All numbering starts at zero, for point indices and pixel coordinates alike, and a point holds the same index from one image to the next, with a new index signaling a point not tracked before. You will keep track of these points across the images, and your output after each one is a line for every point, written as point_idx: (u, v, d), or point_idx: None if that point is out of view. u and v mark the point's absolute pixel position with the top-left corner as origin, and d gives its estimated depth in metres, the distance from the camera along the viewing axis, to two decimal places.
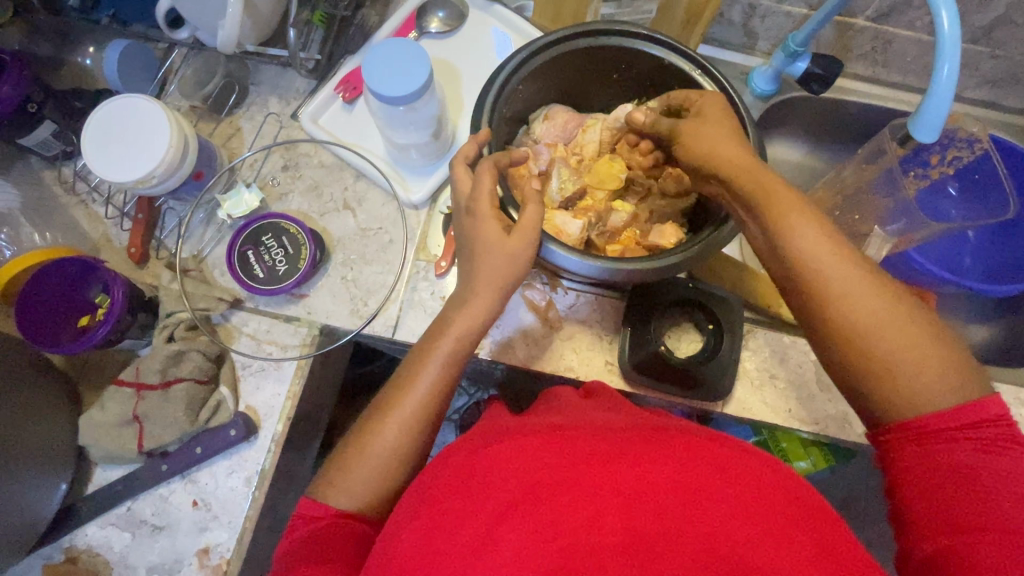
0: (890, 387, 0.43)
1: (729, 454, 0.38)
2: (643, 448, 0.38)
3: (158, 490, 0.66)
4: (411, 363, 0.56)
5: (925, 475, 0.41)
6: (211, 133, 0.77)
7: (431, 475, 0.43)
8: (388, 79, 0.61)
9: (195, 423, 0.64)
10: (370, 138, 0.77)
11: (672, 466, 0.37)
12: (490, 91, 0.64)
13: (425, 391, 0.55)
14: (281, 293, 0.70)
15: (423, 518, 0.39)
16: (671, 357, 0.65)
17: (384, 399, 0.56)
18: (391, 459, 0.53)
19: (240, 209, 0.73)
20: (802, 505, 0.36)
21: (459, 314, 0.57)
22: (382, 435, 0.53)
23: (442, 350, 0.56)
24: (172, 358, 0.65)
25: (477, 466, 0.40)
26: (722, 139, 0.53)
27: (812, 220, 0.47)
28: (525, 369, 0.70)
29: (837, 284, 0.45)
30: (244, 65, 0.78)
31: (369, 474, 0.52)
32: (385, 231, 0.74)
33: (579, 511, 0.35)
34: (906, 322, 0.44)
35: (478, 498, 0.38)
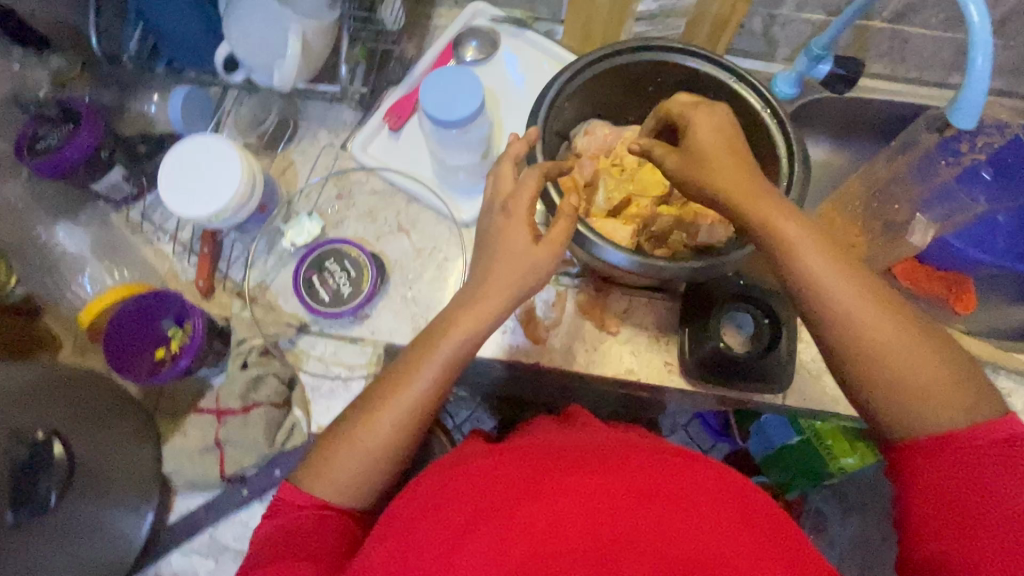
0: (911, 413, 0.45)
1: (692, 470, 0.40)
2: (611, 468, 0.39)
3: (239, 515, 0.67)
4: (408, 361, 0.55)
5: (924, 491, 0.44)
6: (266, 168, 0.81)
7: (398, 500, 0.44)
8: (444, 106, 0.65)
9: (273, 445, 0.66)
10: (418, 163, 0.81)
11: (624, 473, 0.39)
12: (541, 108, 0.67)
13: (418, 394, 0.54)
14: (345, 315, 0.72)
15: (393, 541, 0.40)
16: (731, 352, 0.67)
17: (379, 393, 0.55)
18: (380, 454, 0.54)
19: (302, 237, 0.75)
20: (771, 525, 0.37)
21: (464, 315, 0.55)
22: (374, 432, 0.53)
23: (441, 355, 0.55)
24: (252, 382, 0.66)
25: (451, 488, 0.41)
26: (720, 152, 0.52)
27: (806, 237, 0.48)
28: (586, 374, 0.72)
29: (846, 313, 0.47)
30: (295, 103, 0.83)
31: (356, 467, 0.53)
32: (439, 250, 0.77)
33: (546, 529, 0.36)
34: (914, 350, 0.46)
35: (442, 518, 0.39)
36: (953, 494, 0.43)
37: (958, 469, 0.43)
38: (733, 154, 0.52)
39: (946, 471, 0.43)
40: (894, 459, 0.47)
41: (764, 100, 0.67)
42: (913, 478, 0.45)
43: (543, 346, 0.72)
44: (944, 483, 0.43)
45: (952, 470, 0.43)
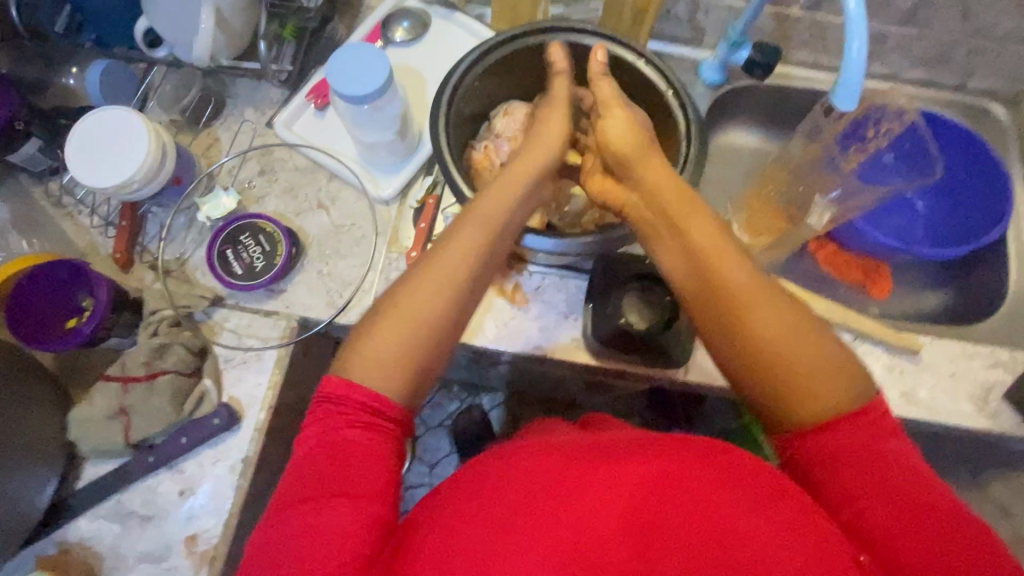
0: (808, 390, 0.48)
1: (715, 447, 0.45)
2: (636, 450, 0.45)
3: (146, 482, 0.68)
4: (452, 227, 0.58)
5: (824, 463, 0.46)
6: (189, 144, 0.81)
7: (439, 494, 0.49)
8: (351, 81, 0.66)
9: (180, 414, 0.68)
10: (342, 141, 0.82)
11: (653, 460, 0.43)
12: (448, 85, 0.68)
13: (467, 256, 0.56)
14: (259, 288, 0.73)
15: (440, 528, 0.45)
16: (632, 328, 0.68)
17: (428, 258, 0.56)
18: (430, 324, 0.53)
19: (218, 211, 0.76)
20: (790, 490, 0.43)
21: (503, 182, 0.61)
22: (419, 300, 0.53)
23: (485, 214, 0.59)
24: (157, 350, 0.68)
25: (487, 476, 0.47)
26: (625, 125, 0.63)
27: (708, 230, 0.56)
28: (496, 348, 0.74)
29: (743, 288, 0.52)
30: (221, 80, 0.83)
31: (402, 338, 0.52)
32: (357, 227, 0.78)
33: (582, 505, 0.42)
34: (805, 331, 0.49)
35: (478, 513, 0.44)
36: (852, 464, 0.45)
37: (848, 442, 0.46)
38: (637, 129, 0.63)
39: (838, 446, 0.46)
40: (787, 451, 0.49)
41: (667, 82, 0.69)
42: (808, 457, 0.47)
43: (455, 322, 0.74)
44: (843, 454, 0.46)
45: (841, 443, 0.46)
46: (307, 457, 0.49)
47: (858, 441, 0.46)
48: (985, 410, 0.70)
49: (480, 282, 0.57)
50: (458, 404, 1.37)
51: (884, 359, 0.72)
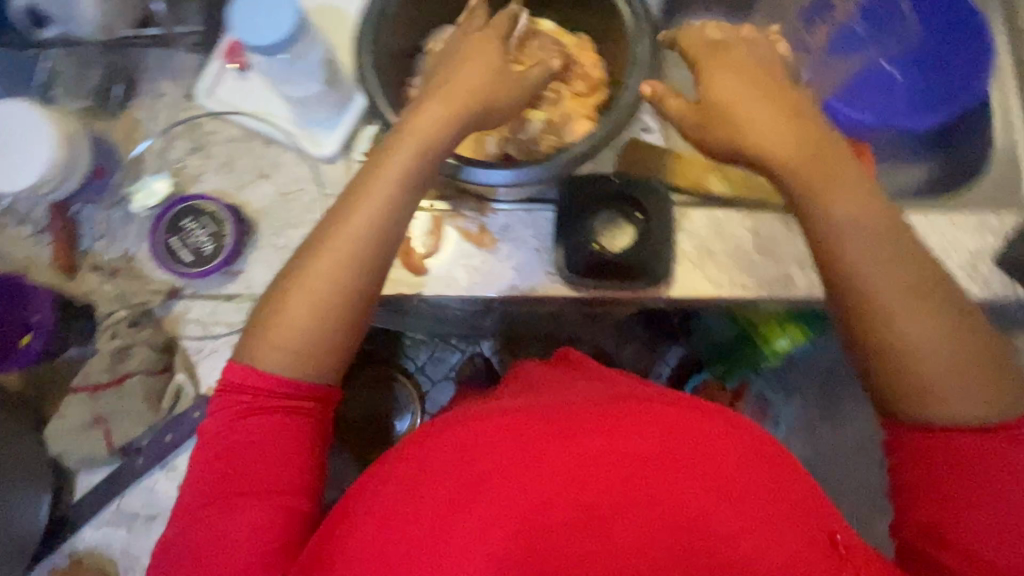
0: (933, 402, 0.44)
1: (680, 415, 0.42)
2: (597, 422, 0.41)
3: (143, 484, 0.67)
4: (349, 198, 0.51)
5: (922, 454, 0.45)
6: (108, 130, 0.75)
7: (375, 470, 0.45)
8: (259, 27, 0.59)
9: (159, 412, 0.66)
10: (271, 102, 0.74)
11: (614, 438, 0.40)
12: (373, 14, 0.62)
13: (370, 229, 0.50)
14: (213, 272, 0.69)
15: (374, 510, 0.41)
16: (606, 253, 0.66)
17: (334, 229, 0.50)
18: (343, 306, 0.49)
19: (152, 199, 0.71)
20: (753, 458, 0.40)
21: (408, 136, 0.51)
22: (331, 279, 0.49)
23: (384, 182, 0.50)
24: (117, 355, 0.65)
25: (430, 453, 0.42)
26: (744, 89, 0.52)
27: (874, 207, 0.48)
28: (471, 295, 0.71)
29: (876, 289, 0.46)
30: (126, 54, 0.76)
31: (319, 324, 0.49)
32: (305, 191, 0.73)
33: (534, 492, 0.38)
34: (953, 331, 0.45)
35: (422, 495, 0.40)
36: (972, 473, 0.43)
37: (956, 453, 0.44)
38: (784, 112, 0.51)
39: (955, 454, 0.44)
40: (894, 439, 0.47)
41: None
42: (920, 450, 0.45)
43: (426, 276, 0.70)
44: (960, 461, 0.43)
45: (956, 442, 0.44)
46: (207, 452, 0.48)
47: (979, 457, 0.43)
48: (976, 278, 0.68)
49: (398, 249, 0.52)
50: (459, 356, 1.31)
51: None
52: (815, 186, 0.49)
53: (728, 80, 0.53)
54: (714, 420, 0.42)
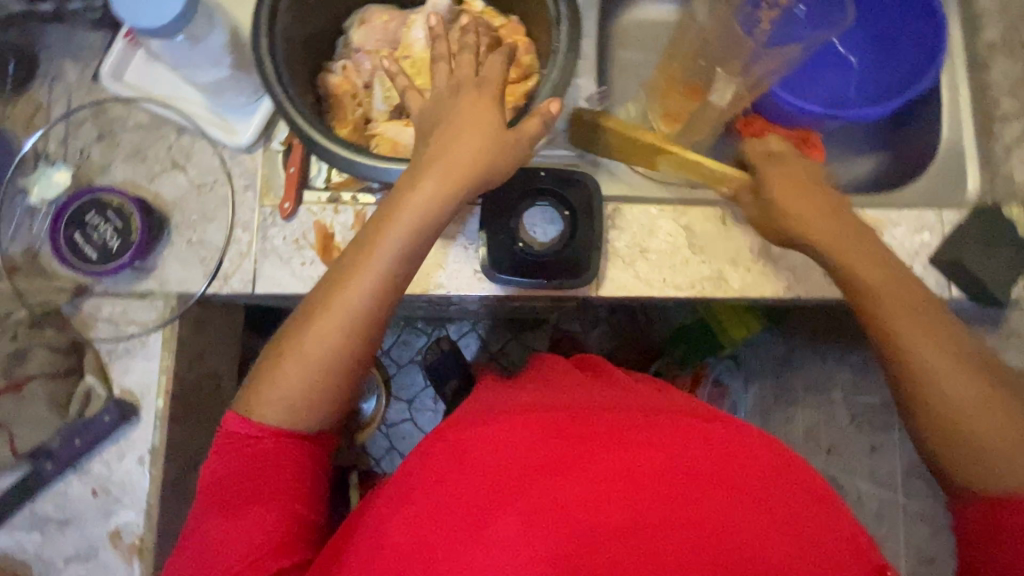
0: (963, 445, 0.49)
1: (709, 430, 0.46)
2: (633, 433, 0.45)
3: (56, 488, 0.65)
4: (357, 252, 0.50)
5: (990, 537, 0.48)
6: (10, 116, 0.70)
7: (407, 469, 0.49)
8: (143, 9, 0.54)
9: (67, 417, 0.63)
10: (183, 87, 0.71)
11: (655, 449, 0.43)
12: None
13: (369, 292, 0.49)
14: (123, 269, 0.66)
15: (406, 508, 0.44)
16: (529, 251, 0.63)
17: (328, 290, 0.50)
18: (338, 367, 0.49)
19: (52, 192, 0.67)
20: (776, 470, 0.44)
21: (410, 198, 0.49)
22: (326, 341, 0.49)
23: (388, 244, 0.49)
24: (15, 358, 0.62)
25: (463, 452, 0.46)
26: (810, 213, 0.59)
27: (875, 253, 0.57)
28: (394, 294, 0.68)
29: (928, 365, 0.51)
30: (27, 33, 0.71)
31: (311, 387, 0.49)
32: (220, 184, 0.69)
33: (572, 494, 0.41)
34: (1000, 407, 0.49)
35: (456, 489, 0.44)
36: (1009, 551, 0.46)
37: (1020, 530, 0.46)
38: (822, 205, 0.60)
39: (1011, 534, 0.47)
40: (960, 511, 0.50)
41: None
42: (970, 529, 0.49)
43: None
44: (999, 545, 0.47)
45: (1008, 526, 0.47)
46: (212, 481, 0.48)
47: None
48: None
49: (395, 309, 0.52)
50: (425, 340, 1.31)
51: None
52: (830, 237, 0.58)
53: (783, 184, 0.61)
54: (735, 435, 0.46)
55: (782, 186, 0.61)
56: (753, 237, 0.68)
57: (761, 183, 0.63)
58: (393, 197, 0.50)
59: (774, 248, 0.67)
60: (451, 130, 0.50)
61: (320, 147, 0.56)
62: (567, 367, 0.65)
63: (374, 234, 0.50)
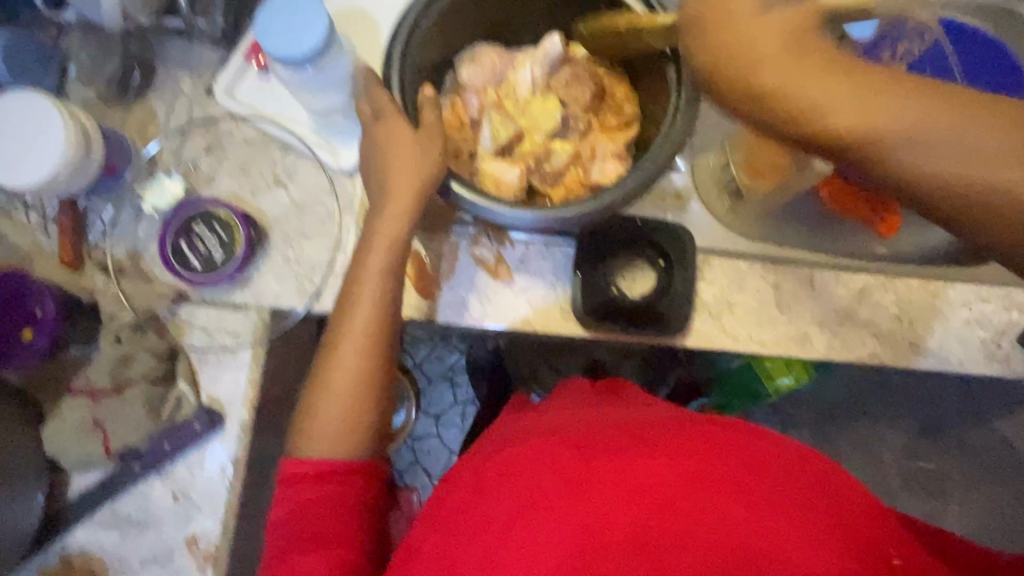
0: None
1: (734, 439, 0.42)
2: (641, 445, 0.42)
3: (137, 489, 0.67)
4: (348, 294, 0.62)
5: None
6: (123, 122, 0.72)
7: (442, 498, 0.47)
8: (284, 40, 0.56)
9: (159, 420, 0.65)
10: (292, 107, 0.73)
11: (665, 464, 0.40)
12: (405, 27, 0.60)
13: (365, 320, 0.61)
14: (224, 280, 0.68)
15: (440, 531, 0.44)
16: (624, 299, 0.65)
17: (336, 328, 0.62)
18: (352, 383, 0.61)
19: (164, 200, 0.69)
20: (804, 483, 0.40)
21: (377, 234, 0.61)
22: (340, 365, 0.61)
23: (369, 280, 0.61)
24: (120, 362, 0.64)
25: (495, 472, 0.44)
26: (967, 150, 0.38)
27: (919, 111, 0.39)
28: (481, 326, 0.69)
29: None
30: (145, 41, 0.72)
31: (337, 404, 0.60)
32: (320, 204, 0.71)
33: (593, 509, 0.38)
34: None
35: (469, 537, 0.41)
36: None
37: None
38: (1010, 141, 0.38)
39: None
40: None
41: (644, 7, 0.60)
42: None
43: (437, 302, 0.69)
44: None
45: None
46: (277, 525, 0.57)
47: None
48: (995, 355, 0.67)
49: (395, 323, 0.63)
50: (458, 358, 1.31)
51: (894, 309, 0.68)
52: (857, 121, 0.38)
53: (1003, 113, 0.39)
54: (749, 444, 0.42)
55: (983, 126, 0.38)
56: (840, 300, 0.68)
57: (864, 80, 0.39)
58: (375, 231, 0.61)
59: (861, 313, 0.68)
60: (397, 151, 0.59)
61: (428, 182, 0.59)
62: (609, 391, 0.60)
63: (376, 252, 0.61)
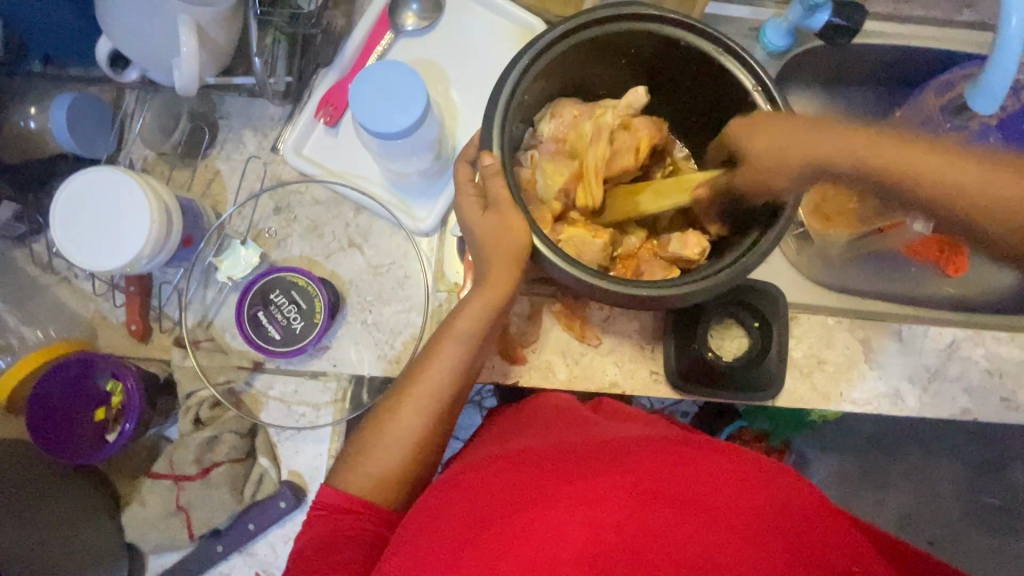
0: None
1: (719, 463, 0.41)
2: (628, 467, 0.40)
3: (218, 568, 0.64)
4: (429, 345, 0.56)
5: None
6: (188, 183, 0.70)
7: (419, 511, 0.44)
8: (384, 114, 0.54)
9: (242, 499, 0.63)
10: (364, 164, 0.70)
11: (650, 486, 0.39)
12: (506, 93, 0.53)
13: (440, 378, 0.54)
14: (302, 351, 0.65)
15: (413, 556, 0.40)
16: (720, 364, 0.65)
17: (405, 378, 0.56)
18: (412, 439, 0.54)
19: (240, 270, 0.67)
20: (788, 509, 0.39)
21: (478, 300, 0.54)
22: (401, 422, 0.54)
23: (456, 345, 0.54)
24: (205, 444, 0.62)
25: (466, 495, 0.42)
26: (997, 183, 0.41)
27: (919, 156, 0.43)
28: (567, 388, 0.68)
29: None
30: (208, 99, 0.70)
31: (390, 456, 0.53)
32: (398, 266, 0.69)
33: (575, 537, 0.37)
34: None
35: (448, 530, 0.40)
36: None
37: None
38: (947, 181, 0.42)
39: None
40: None
41: (756, 78, 0.55)
42: None
43: (522, 366, 0.67)
44: None
45: None
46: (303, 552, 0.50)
47: None
48: None
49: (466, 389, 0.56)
50: (490, 378, 1.02)
51: (983, 362, 0.67)
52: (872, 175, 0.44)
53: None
54: (735, 466, 0.41)
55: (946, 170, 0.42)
56: (929, 354, 0.68)
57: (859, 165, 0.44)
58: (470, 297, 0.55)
59: (950, 367, 0.68)
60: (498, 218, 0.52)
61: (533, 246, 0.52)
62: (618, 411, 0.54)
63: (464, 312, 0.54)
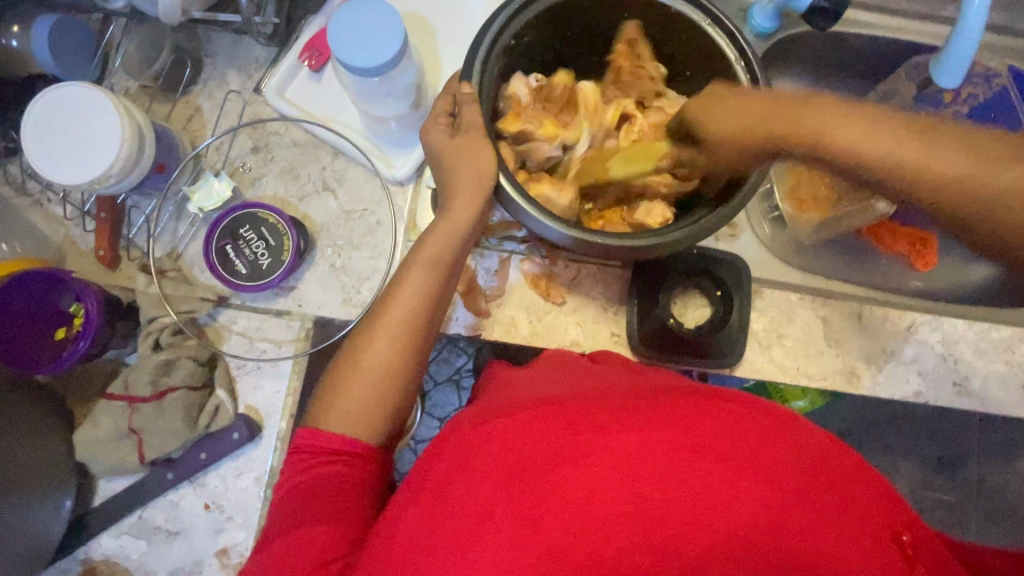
0: None
1: (734, 409, 0.39)
2: (640, 416, 0.38)
3: (167, 497, 0.64)
4: (396, 279, 0.56)
5: None
6: (167, 116, 0.70)
7: (426, 461, 0.43)
8: (362, 48, 0.55)
9: (196, 429, 0.63)
10: (344, 111, 0.71)
11: (663, 430, 0.37)
12: (489, 33, 0.54)
13: (405, 315, 0.54)
14: (267, 288, 0.65)
15: (422, 505, 0.40)
16: (681, 330, 0.65)
17: (374, 313, 0.56)
18: (381, 374, 0.53)
19: (211, 201, 0.67)
20: (806, 453, 0.37)
21: (440, 229, 0.55)
22: (371, 355, 0.53)
23: (418, 280, 0.55)
24: (162, 367, 0.62)
25: (470, 444, 0.41)
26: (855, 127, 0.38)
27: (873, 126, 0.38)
28: (529, 345, 0.68)
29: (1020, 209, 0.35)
30: (194, 35, 0.70)
31: (361, 392, 0.52)
32: (370, 212, 0.69)
33: (581, 485, 0.36)
34: None
35: (474, 480, 0.38)
36: None
37: None
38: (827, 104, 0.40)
39: None
40: None
41: (739, 49, 0.55)
42: None
43: (484, 318, 0.67)
44: None
45: None
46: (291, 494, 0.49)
47: None
48: None
49: (432, 329, 0.56)
50: (468, 359, 1.02)
51: (939, 348, 0.68)
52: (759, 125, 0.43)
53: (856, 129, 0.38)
54: (752, 412, 0.39)
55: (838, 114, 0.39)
56: (887, 336, 0.69)
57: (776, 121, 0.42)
58: (432, 234, 0.56)
59: (907, 350, 0.68)
60: (466, 158, 0.53)
61: (502, 187, 0.52)
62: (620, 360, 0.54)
63: (427, 247, 0.55)
